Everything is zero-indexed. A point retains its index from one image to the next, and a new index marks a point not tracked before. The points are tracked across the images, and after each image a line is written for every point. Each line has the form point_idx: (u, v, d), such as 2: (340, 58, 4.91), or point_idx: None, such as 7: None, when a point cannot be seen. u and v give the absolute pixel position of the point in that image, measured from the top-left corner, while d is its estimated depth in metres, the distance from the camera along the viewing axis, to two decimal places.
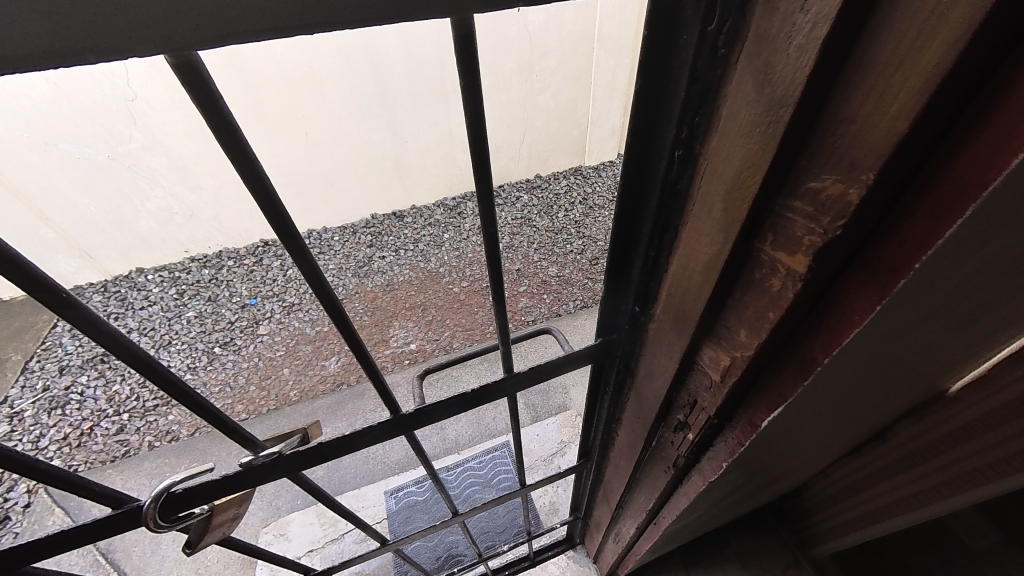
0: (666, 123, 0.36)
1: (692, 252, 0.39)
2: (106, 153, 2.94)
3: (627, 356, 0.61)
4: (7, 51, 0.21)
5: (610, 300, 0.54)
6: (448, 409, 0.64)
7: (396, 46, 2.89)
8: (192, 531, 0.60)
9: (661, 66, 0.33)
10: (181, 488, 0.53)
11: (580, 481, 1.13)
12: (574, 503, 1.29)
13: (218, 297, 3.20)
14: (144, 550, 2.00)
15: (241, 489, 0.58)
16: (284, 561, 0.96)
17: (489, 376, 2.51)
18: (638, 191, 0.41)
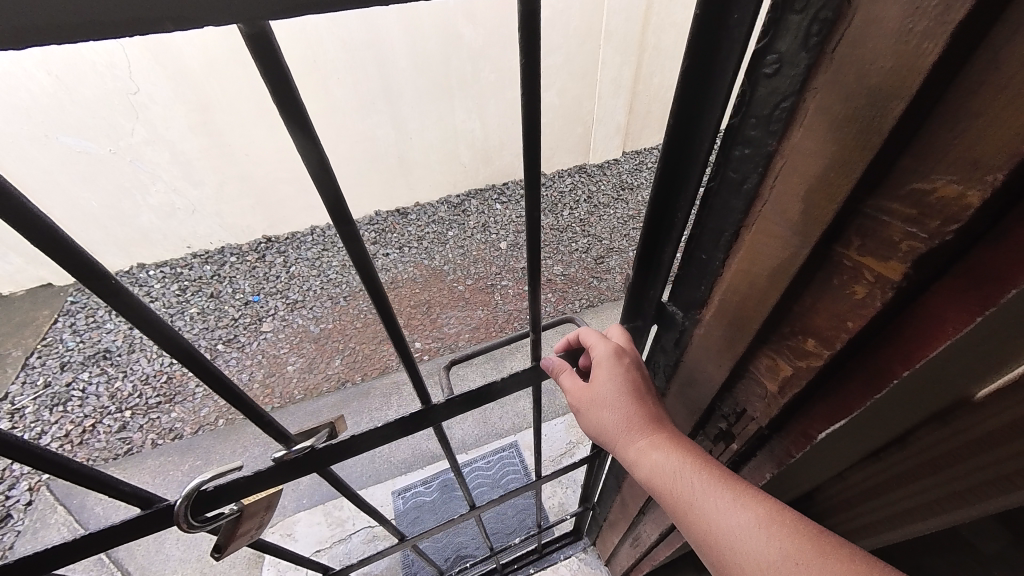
0: (711, 104, 0.37)
1: (757, 254, 0.38)
2: (108, 148, 2.89)
3: (667, 367, 0.59)
4: (96, 21, 0.24)
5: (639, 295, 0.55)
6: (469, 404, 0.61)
7: (401, 40, 2.94)
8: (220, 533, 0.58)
9: (711, 42, 0.34)
10: (211, 486, 0.51)
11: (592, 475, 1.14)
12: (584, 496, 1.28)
13: (220, 294, 3.17)
14: (148, 549, 1.97)
15: (272, 485, 0.56)
16: (303, 562, 0.93)
17: (495, 376, 2.50)
18: (679, 174, 0.42)
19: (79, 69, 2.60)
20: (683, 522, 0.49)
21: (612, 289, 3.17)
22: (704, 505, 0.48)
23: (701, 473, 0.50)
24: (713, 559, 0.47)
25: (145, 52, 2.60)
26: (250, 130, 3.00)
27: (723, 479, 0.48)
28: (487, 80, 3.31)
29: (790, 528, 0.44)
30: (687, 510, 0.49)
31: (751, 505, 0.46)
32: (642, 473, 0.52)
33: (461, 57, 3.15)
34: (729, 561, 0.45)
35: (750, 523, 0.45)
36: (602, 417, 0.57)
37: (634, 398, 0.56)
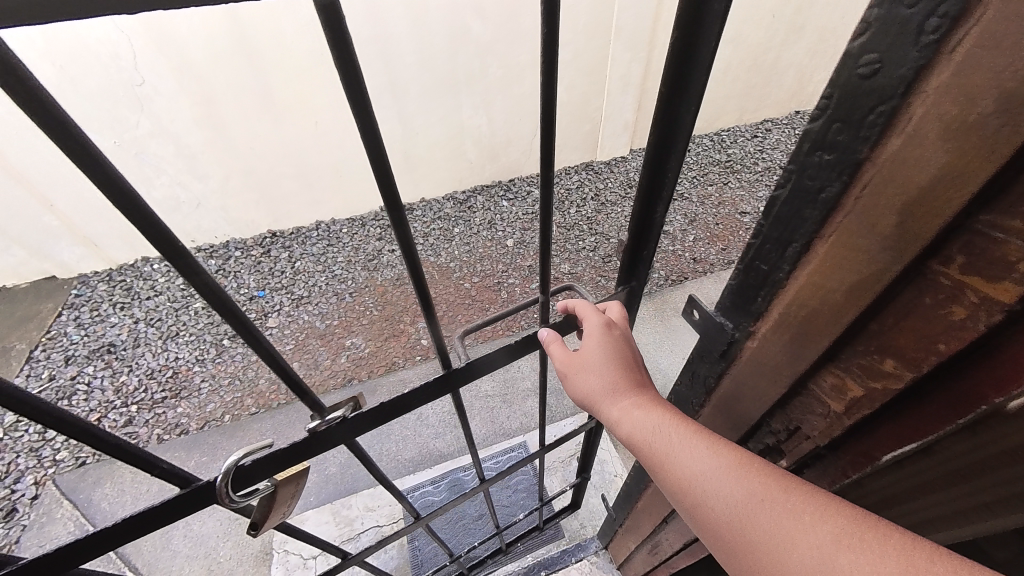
0: (695, 70, 0.45)
1: (832, 268, 0.40)
2: (112, 140, 2.84)
3: (713, 374, 0.61)
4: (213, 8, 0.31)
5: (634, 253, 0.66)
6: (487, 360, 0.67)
7: (409, 33, 2.90)
8: (256, 512, 0.59)
9: (690, 42, 0.43)
10: (248, 461, 0.53)
11: (588, 444, 1.23)
12: (582, 467, 1.37)
13: (225, 288, 3.14)
14: (155, 546, 1.96)
15: (306, 458, 0.58)
16: (320, 542, 0.93)
17: (502, 375, 2.48)
18: (666, 140, 0.51)
19: (81, 58, 2.55)
20: (662, 474, 0.54)
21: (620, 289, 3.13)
22: (679, 457, 0.53)
23: (678, 429, 0.55)
24: (689, 508, 0.52)
25: (149, 42, 2.56)
26: (255, 125, 2.97)
27: (698, 434, 0.53)
28: (495, 75, 3.27)
29: (755, 473, 0.48)
30: (664, 461, 0.54)
31: (721, 452, 0.51)
32: (625, 431, 0.59)
33: (470, 52, 3.12)
34: (701, 506, 0.50)
35: (720, 468, 0.50)
36: (590, 380, 0.64)
37: (619, 365, 0.63)
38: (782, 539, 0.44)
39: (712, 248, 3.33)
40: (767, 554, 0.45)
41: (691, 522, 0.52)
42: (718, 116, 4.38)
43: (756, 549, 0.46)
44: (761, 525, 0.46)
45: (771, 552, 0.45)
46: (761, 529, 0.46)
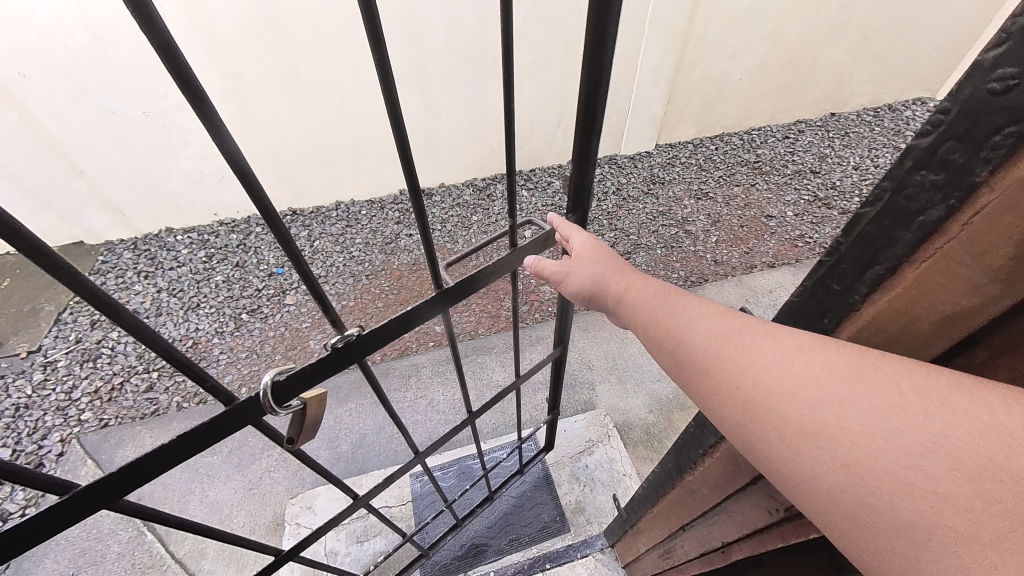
0: (609, 25, 0.60)
1: (924, 294, 0.41)
2: (141, 110, 2.86)
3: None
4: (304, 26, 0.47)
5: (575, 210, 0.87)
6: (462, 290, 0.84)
7: (438, 14, 2.84)
8: (291, 430, 0.70)
9: (602, 14, 0.59)
10: (282, 376, 0.64)
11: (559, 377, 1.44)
12: (553, 403, 1.61)
13: (245, 263, 3.18)
14: (173, 509, 2.04)
15: (329, 370, 0.70)
16: (336, 480, 0.95)
17: (513, 366, 2.50)
18: (595, 86, 0.66)
19: (112, 24, 2.54)
20: (657, 328, 0.66)
21: None
22: (672, 308, 0.66)
23: (674, 296, 0.68)
24: (674, 351, 0.62)
25: (180, 15, 2.55)
26: (280, 104, 2.98)
27: (690, 298, 0.65)
28: (523, 61, 3.21)
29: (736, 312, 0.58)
30: (658, 319, 0.66)
31: (707, 305, 0.62)
32: (628, 299, 0.73)
33: (500, 36, 3.06)
34: (682, 335, 0.61)
35: (704, 314, 0.61)
36: (588, 264, 0.81)
37: (619, 261, 0.80)
38: (748, 345, 0.52)
39: (735, 251, 3.26)
40: (726, 365, 0.53)
41: (671, 358, 0.62)
42: (749, 114, 4.25)
43: (723, 357, 0.54)
44: (733, 345, 0.54)
45: (734, 356, 0.53)
46: (734, 348, 0.54)
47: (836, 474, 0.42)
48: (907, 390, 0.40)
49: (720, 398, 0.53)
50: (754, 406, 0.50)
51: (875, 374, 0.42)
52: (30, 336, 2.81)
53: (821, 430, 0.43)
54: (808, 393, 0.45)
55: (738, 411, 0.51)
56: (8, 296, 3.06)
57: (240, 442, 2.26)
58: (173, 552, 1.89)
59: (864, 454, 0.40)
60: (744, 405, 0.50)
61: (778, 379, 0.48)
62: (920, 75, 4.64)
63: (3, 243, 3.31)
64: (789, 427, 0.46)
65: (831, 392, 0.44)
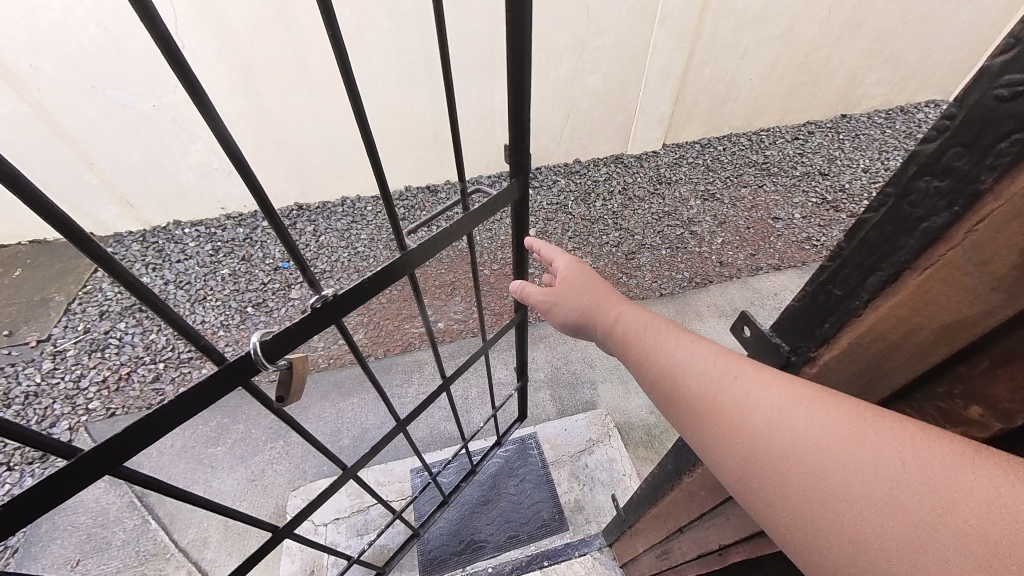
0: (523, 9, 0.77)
1: (925, 302, 0.40)
2: (151, 103, 2.88)
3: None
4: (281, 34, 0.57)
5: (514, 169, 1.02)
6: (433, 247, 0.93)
7: (447, 10, 2.84)
8: (281, 389, 0.74)
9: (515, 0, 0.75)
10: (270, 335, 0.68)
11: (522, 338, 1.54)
12: (520, 368, 1.71)
13: (251, 257, 3.22)
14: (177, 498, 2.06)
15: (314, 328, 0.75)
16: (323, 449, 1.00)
17: (516, 364, 2.50)
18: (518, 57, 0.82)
19: (124, 17, 2.55)
20: (651, 364, 0.68)
21: (641, 287, 3.01)
22: (665, 347, 0.67)
23: (667, 333, 0.70)
24: (667, 389, 0.63)
25: (191, 8, 2.56)
26: (288, 99, 3.00)
27: (682, 335, 0.68)
28: None
29: (730, 355, 0.58)
30: (652, 355, 0.69)
31: (700, 344, 0.63)
32: (626, 334, 0.78)
33: (509, 33, 3.05)
34: (677, 378, 0.61)
35: (695, 353, 0.62)
36: (575, 288, 0.97)
37: (605, 291, 0.93)
38: (743, 398, 0.52)
39: (741, 253, 3.24)
40: (722, 410, 0.54)
41: (666, 401, 0.63)
42: (758, 115, 4.21)
43: (718, 408, 0.54)
44: (727, 389, 0.55)
45: (729, 400, 0.54)
46: (728, 393, 0.54)
47: (838, 546, 0.41)
48: (907, 459, 0.39)
49: (718, 452, 0.53)
50: (753, 466, 0.49)
51: (873, 436, 0.42)
52: (41, 325, 2.85)
53: (820, 485, 0.43)
54: (807, 456, 0.45)
55: (738, 468, 0.51)
56: (19, 285, 3.10)
57: (244, 433, 2.29)
58: (177, 541, 1.92)
59: (868, 529, 0.39)
60: (744, 463, 0.50)
61: (776, 438, 0.48)
62: (934, 77, 4.58)
63: (14, 234, 3.35)
64: (790, 491, 0.46)
65: (829, 456, 0.43)
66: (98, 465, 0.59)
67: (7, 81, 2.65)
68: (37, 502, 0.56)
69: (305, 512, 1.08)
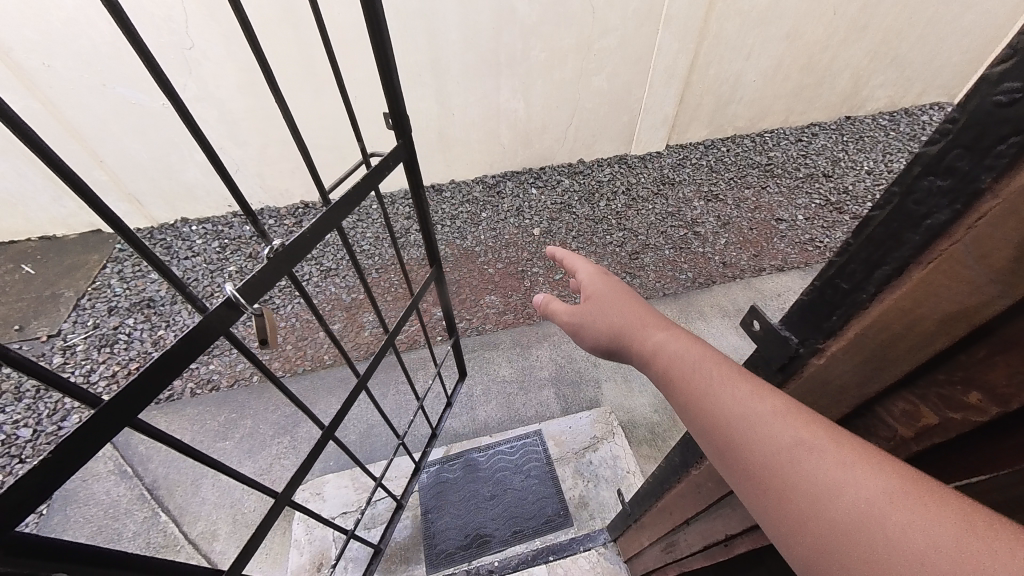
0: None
1: (928, 295, 0.40)
2: (161, 102, 2.92)
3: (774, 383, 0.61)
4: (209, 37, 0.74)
5: (397, 130, 1.20)
6: (360, 190, 1.06)
7: (453, 10, 2.86)
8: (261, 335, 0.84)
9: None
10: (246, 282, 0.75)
11: (444, 296, 1.80)
12: (450, 326, 1.99)
13: (259, 255, 3.25)
14: (186, 491, 2.08)
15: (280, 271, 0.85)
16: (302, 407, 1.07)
17: (520, 362, 2.53)
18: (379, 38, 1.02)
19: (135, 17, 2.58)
20: (682, 395, 0.65)
21: (644, 287, 3.03)
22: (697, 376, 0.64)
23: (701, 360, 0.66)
24: (700, 424, 0.61)
25: (200, 7, 2.58)
26: (296, 96, 3.03)
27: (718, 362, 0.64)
28: (536, 59, 3.22)
29: (771, 400, 0.54)
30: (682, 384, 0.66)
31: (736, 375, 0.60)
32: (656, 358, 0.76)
33: (515, 33, 3.07)
34: (708, 413, 0.59)
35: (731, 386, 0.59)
36: (608, 302, 0.98)
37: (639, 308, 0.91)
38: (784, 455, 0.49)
39: (744, 254, 3.26)
40: (760, 460, 0.51)
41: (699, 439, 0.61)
42: (762, 116, 4.23)
43: (755, 459, 0.51)
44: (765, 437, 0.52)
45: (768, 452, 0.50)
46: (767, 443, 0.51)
47: None
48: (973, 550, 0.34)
49: (755, 504, 0.52)
50: (769, 493, 0.50)
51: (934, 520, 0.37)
52: (51, 321, 2.89)
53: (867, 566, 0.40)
54: (851, 529, 0.42)
55: (775, 523, 0.49)
56: (29, 281, 3.14)
57: (252, 429, 2.32)
58: (187, 533, 1.95)
59: None
60: (780, 520, 0.48)
61: (818, 504, 0.45)
62: (939, 79, 4.58)
63: (23, 230, 3.39)
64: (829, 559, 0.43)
65: (868, 530, 0.40)
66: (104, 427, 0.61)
67: (19, 79, 2.68)
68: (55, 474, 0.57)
69: (300, 477, 1.12)
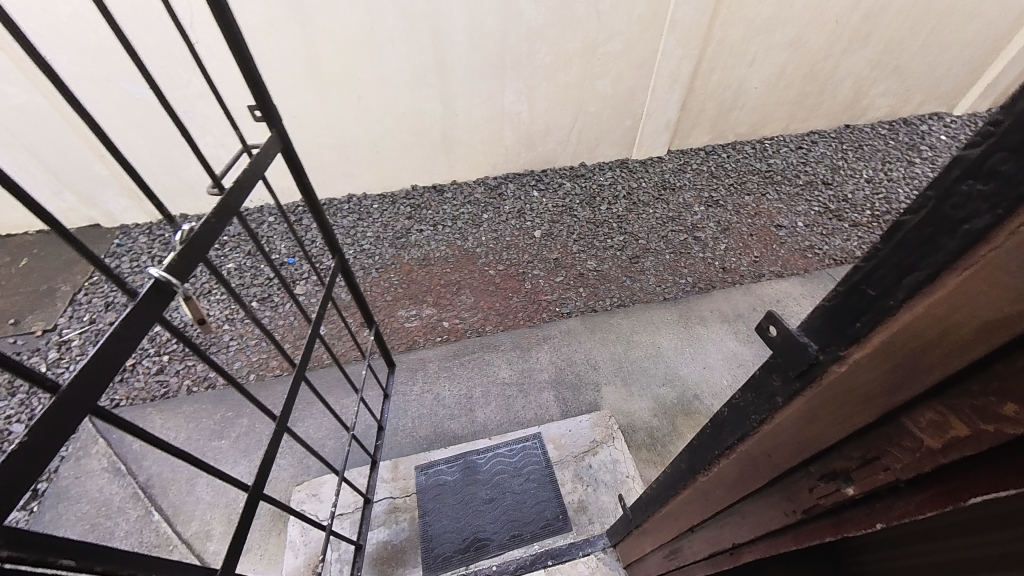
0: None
1: (963, 302, 0.34)
2: (164, 96, 2.89)
3: (788, 391, 0.54)
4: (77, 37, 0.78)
5: (267, 120, 1.23)
6: (250, 179, 1.10)
7: (460, 14, 2.87)
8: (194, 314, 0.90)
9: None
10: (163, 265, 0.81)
11: (353, 286, 1.87)
12: (366, 317, 2.07)
13: (258, 252, 3.23)
14: (180, 490, 2.05)
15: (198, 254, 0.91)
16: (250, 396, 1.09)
17: (519, 364, 2.51)
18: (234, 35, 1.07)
19: (142, 14, 2.55)
20: None
21: (644, 291, 3.03)
22: None
23: None
24: None
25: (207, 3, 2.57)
26: (300, 91, 3.01)
27: None
28: (541, 62, 3.22)
29: None
30: None
31: None
32: None
33: (521, 36, 3.07)
34: None
35: None
36: None
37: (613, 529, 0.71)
38: None
39: (744, 259, 3.26)
40: None
41: None
42: (763, 123, 4.24)
43: None
44: None
45: None
46: None
47: None
48: None
49: None
50: None
51: None
52: (46, 315, 2.86)
53: None
54: None
55: None
56: (25, 275, 3.10)
57: (248, 427, 2.29)
58: (180, 533, 1.92)
59: None
60: None
61: None
62: (940, 89, 4.60)
63: (21, 224, 3.35)
64: None
65: None
66: (69, 399, 0.62)
67: (21, 71, 2.65)
68: (38, 450, 0.57)
69: (268, 471, 1.10)
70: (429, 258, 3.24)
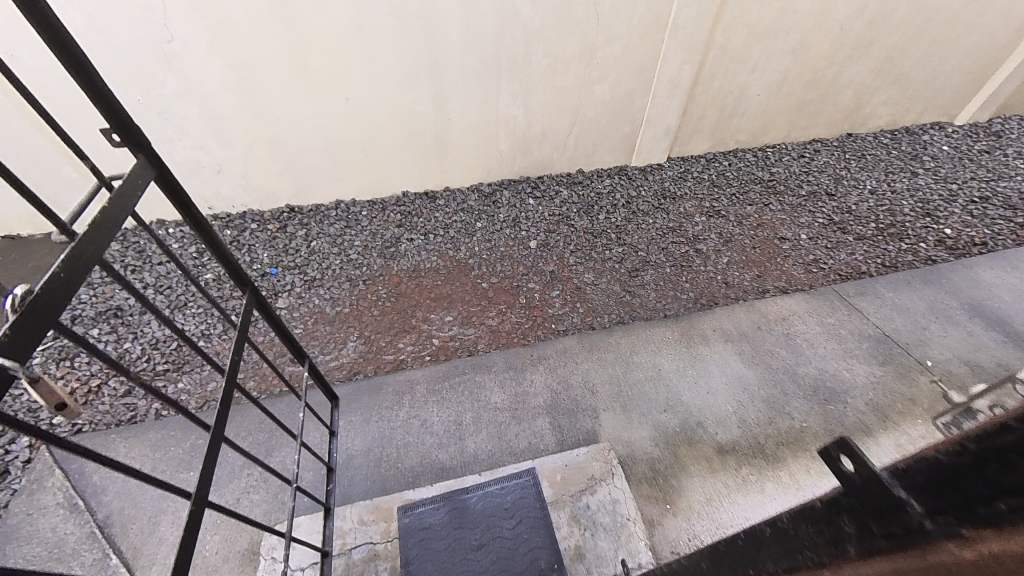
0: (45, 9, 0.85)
1: None
2: (137, 96, 2.68)
3: (868, 543, 0.46)
4: None
5: (130, 145, 1.08)
6: (110, 218, 0.96)
7: (455, 14, 2.73)
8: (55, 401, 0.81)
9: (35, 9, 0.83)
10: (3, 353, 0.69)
11: (271, 316, 1.71)
12: (295, 351, 1.90)
13: (238, 262, 3.06)
14: (142, 529, 1.88)
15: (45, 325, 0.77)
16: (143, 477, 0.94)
17: (513, 387, 2.37)
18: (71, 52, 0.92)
19: (111, 7, 2.37)
20: None
21: (644, 307, 2.89)
22: None
23: None
24: None
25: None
26: (283, 92, 2.84)
27: None
28: (539, 64, 3.07)
29: None
30: None
31: None
32: None
33: (517, 37, 2.92)
34: None
35: None
36: None
37: None
38: None
39: (747, 274, 3.14)
40: None
41: None
42: (764, 130, 4.12)
43: None
44: None
45: None
46: None
47: None
48: None
49: None
50: None
51: None
52: None
53: None
54: None
55: None
56: None
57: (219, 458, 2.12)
58: None
59: None
60: None
61: None
62: (944, 98, 4.51)
63: None
64: None
65: None
66: None
67: None
68: None
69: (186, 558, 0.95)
70: (419, 270, 3.08)
